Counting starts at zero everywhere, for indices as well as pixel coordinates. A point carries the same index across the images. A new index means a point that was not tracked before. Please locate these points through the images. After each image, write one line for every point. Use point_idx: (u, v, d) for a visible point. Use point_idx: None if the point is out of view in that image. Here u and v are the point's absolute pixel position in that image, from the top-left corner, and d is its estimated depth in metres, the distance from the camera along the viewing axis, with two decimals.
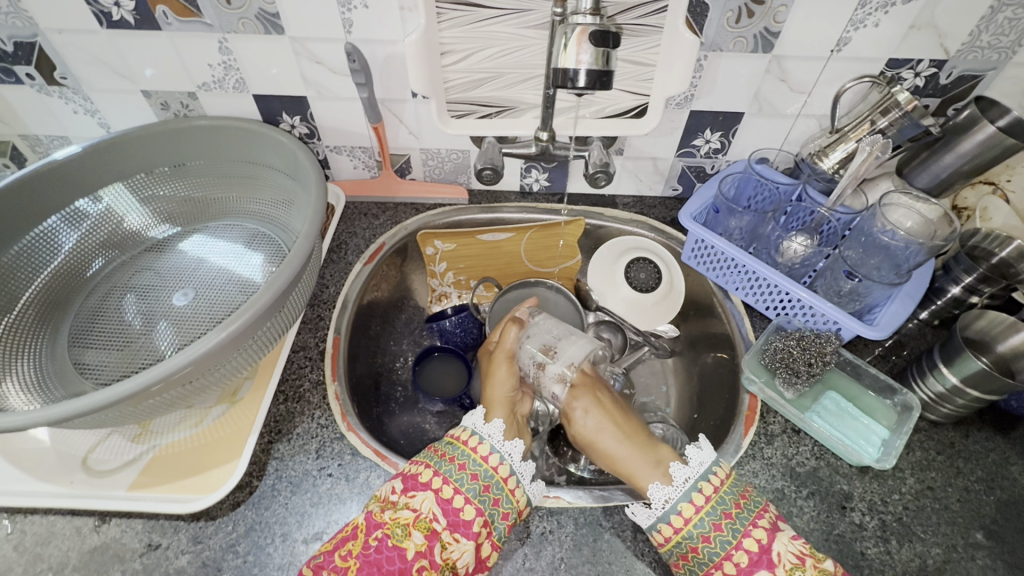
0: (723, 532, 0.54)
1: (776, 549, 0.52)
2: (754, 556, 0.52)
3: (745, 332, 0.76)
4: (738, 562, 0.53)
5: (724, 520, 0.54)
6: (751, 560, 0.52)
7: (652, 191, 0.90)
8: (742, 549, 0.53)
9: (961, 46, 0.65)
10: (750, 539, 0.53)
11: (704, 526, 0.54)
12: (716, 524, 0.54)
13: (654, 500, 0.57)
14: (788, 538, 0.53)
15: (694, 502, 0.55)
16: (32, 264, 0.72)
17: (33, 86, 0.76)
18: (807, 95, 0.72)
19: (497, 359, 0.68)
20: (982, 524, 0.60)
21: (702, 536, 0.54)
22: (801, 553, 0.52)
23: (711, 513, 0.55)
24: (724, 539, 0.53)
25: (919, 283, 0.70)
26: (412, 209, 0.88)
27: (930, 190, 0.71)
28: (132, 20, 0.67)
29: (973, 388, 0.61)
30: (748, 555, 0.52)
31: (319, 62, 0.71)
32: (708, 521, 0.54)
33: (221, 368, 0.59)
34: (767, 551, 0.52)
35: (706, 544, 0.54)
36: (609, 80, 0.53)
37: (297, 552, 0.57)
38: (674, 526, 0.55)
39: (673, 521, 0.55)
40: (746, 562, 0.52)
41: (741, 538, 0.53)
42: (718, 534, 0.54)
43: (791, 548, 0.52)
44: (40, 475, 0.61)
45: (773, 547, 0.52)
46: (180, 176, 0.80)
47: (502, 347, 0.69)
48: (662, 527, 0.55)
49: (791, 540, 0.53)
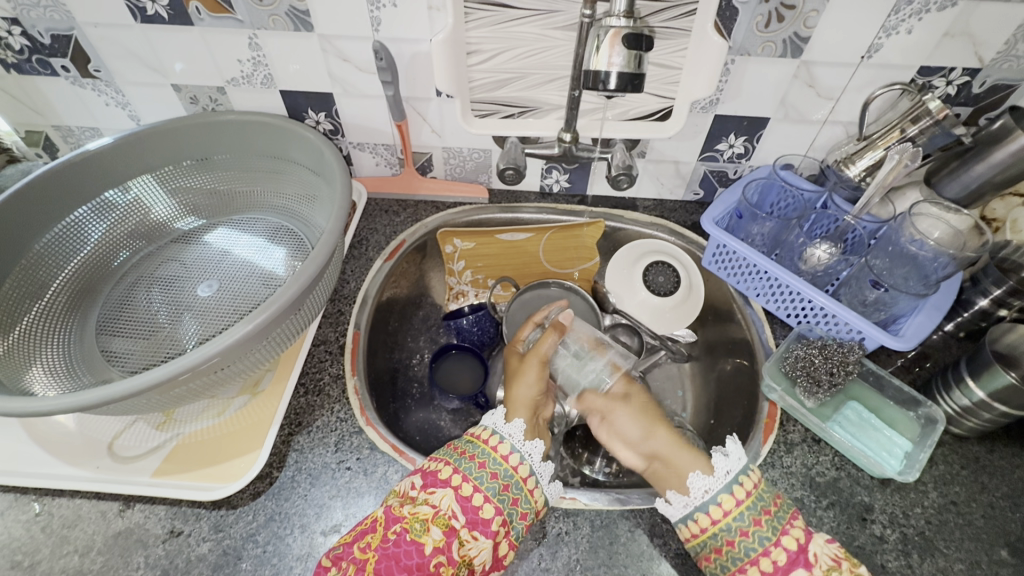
0: (763, 527, 0.53)
1: (813, 550, 0.52)
2: (792, 554, 0.51)
3: (765, 339, 0.75)
4: (776, 559, 0.52)
5: (764, 516, 0.54)
6: (788, 558, 0.51)
7: (673, 195, 0.89)
8: (781, 546, 0.52)
9: (996, 55, 0.64)
10: (788, 538, 0.52)
11: (743, 520, 0.54)
12: (755, 519, 0.54)
13: (694, 490, 0.56)
14: (824, 541, 0.53)
15: (735, 496, 0.55)
16: (63, 252, 0.73)
17: (68, 78, 0.77)
18: (835, 101, 0.71)
19: (530, 359, 0.68)
20: (1007, 541, 0.59)
21: (739, 530, 0.53)
22: (836, 556, 0.52)
23: (750, 508, 0.54)
24: (763, 535, 0.53)
25: (947, 295, 0.69)
26: (432, 207, 0.89)
27: (959, 200, 0.69)
28: (166, 15, 0.68)
29: (1001, 403, 0.60)
30: (785, 553, 0.52)
31: (346, 60, 0.72)
32: (748, 515, 0.54)
33: (245, 360, 0.60)
34: (805, 550, 0.52)
35: (743, 539, 0.53)
36: (641, 83, 0.53)
37: (316, 543, 0.58)
38: (711, 517, 0.55)
39: (712, 512, 0.55)
40: (784, 560, 0.51)
41: (780, 536, 0.52)
42: (757, 529, 0.53)
43: (827, 551, 0.52)
44: (67, 458, 0.62)
45: (809, 548, 0.52)
46: (206, 169, 0.81)
47: (538, 348, 0.68)
48: (698, 518, 0.55)
49: (827, 543, 0.52)
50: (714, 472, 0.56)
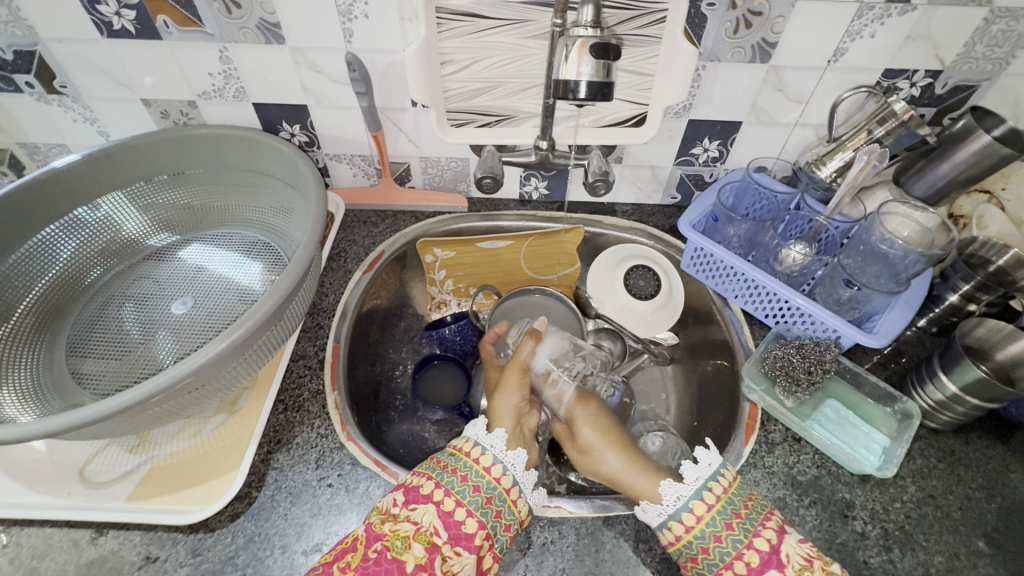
0: (735, 531, 0.53)
1: (786, 551, 0.52)
2: (765, 556, 0.52)
3: (744, 340, 0.76)
4: (750, 561, 0.52)
5: (735, 519, 0.54)
6: (762, 560, 0.51)
7: (651, 199, 0.90)
8: (753, 548, 0.52)
9: (956, 57, 0.66)
10: (760, 539, 0.52)
11: (715, 526, 0.54)
12: (727, 523, 0.54)
13: (666, 498, 0.57)
14: (796, 541, 0.53)
15: (706, 501, 0.55)
16: (31, 272, 0.71)
17: (32, 94, 0.76)
18: (804, 104, 0.73)
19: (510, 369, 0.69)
20: (983, 532, 0.60)
21: (713, 536, 0.54)
22: (809, 555, 0.52)
23: (722, 513, 0.55)
24: (735, 538, 0.53)
25: (918, 291, 0.70)
26: (411, 217, 0.88)
27: (926, 198, 0.71)
28: (133, 29, 0.67)
29: (972, 397, 0.61)
30: (759, 555, 0.52)
31: (319, 72, 0.71)
32: (720, 519, 0.54)
33: (220, 379, 0.58)
34: (777, 551, 0.52)
35: (717, 544, 0.53)
36: (611, 91, 0.54)
37: (297, 563, 0.57)
38: (685, 525, 0.55)
39: (684, 519, 0.55)
40: (757, 562, 0.51)
41: (752, 537, 0.53)
42: (729, 533, 0.53)
43: (800, 551, 0.52)
44: (38, 486, 0.60)
45: (781, 549, 0.52)
46: (179, 184, 0.80)
47: (517, 357, 0.70)
48: (673, 526, 0.56)
49: (799, 543, 0.53)
50: (683, 480, 0.57)
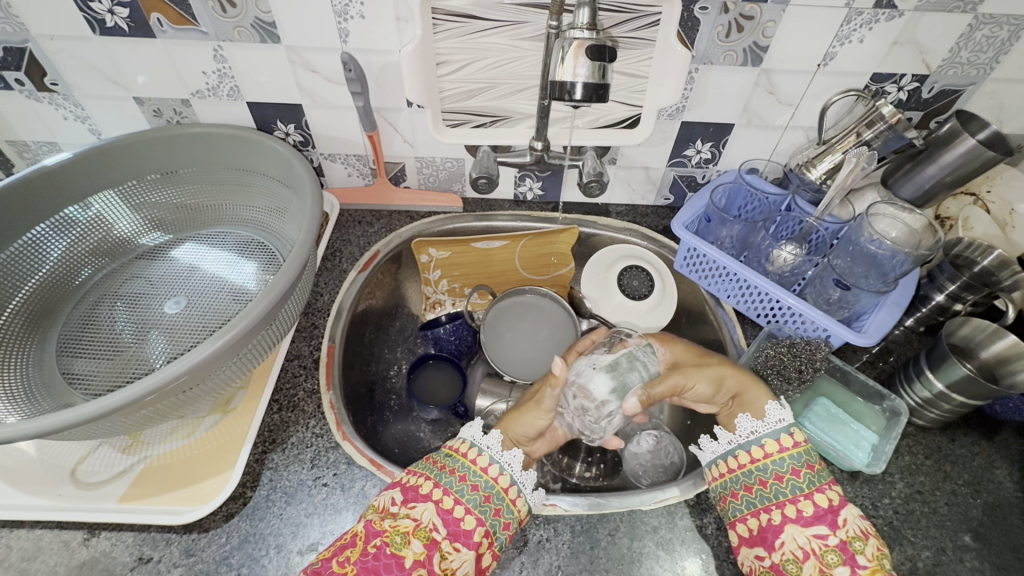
0: (799, 478, 0.56)
1: (843, 516, 0.53)
2: (820, 510, 0.53)
3: (736, 339, 0.77)
4: (802, 509, 0.54)
5: (805, 469, 0.56)
6: (815, 512, 0.53)
7: (644, 200, 0.91)
8: (811, 500, 0.54)
9: (942, 62, 0.67)
10: (821, 495, 0.54)
11: (782, 466, 0.57)
12: (794, 469, 0.56)
13: (739, 429, 0.60)
14: (857, 513, 0.54)
15: (780, 442, 0.58)
16: (20, 271, 0.70)
17: (22, 92, 0.75)
18: (795, 107, 0.74)
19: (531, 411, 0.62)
20: (969, 527, 0.61)
21: (776, 473, 0.56)
22: (865, 530, 0.53)
23: (794, 458, 0.57)
24: (796, 484, 0.55)
25: (906, 290, 0.72)
26: (406, 216, 0.88)
27: (914, 200, 0.73)
28: (126, 27, 0.67)
29: (959, 394, 0.62)
30: (813, 507, 0.54)
31: (315, 71, 0.72)
32: (789, 463, 0.57)
33: (215, 378, 0.58)
34: (834, 512, 0.53)
35: (777, 482, 0.56)
36: (606, 92, 0.54)
37: (292, 563, 0.57)
38: (751, 456, 0.58)
39: (752, 451, 0.58)
40: (809, 513, 0.54)
41: (814, 490, 0.55)
42: (793, 478, 0.56)
43: (858, 522, 0.53)
44: (28, 488, 0.60)
45: (840, 512, 0.54)
46: (171, 183, 0.79)
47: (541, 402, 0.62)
48: (739, 454, 0.59)
49: (859, 516, 0.54)
50: (764, 418, 0.60)
